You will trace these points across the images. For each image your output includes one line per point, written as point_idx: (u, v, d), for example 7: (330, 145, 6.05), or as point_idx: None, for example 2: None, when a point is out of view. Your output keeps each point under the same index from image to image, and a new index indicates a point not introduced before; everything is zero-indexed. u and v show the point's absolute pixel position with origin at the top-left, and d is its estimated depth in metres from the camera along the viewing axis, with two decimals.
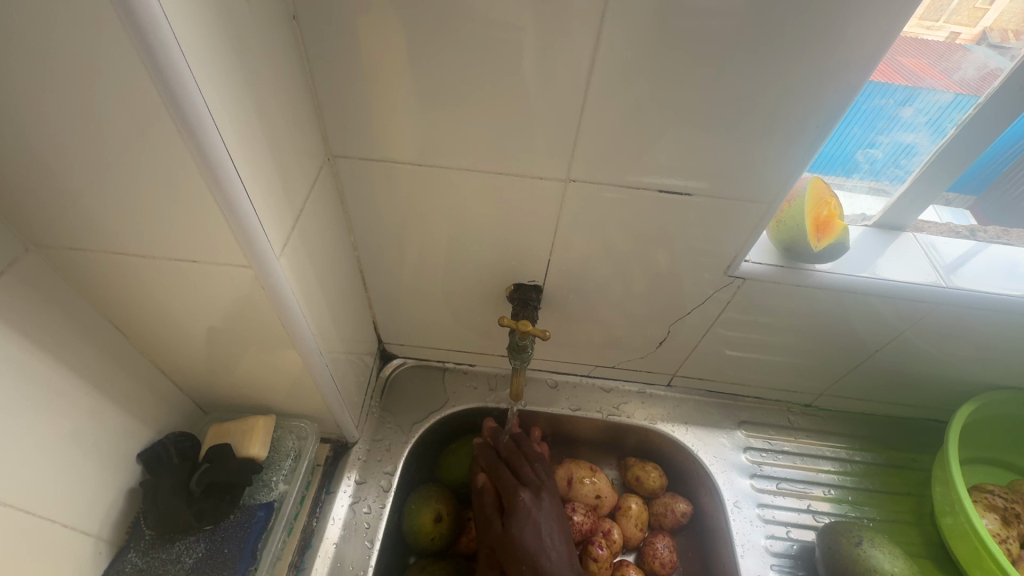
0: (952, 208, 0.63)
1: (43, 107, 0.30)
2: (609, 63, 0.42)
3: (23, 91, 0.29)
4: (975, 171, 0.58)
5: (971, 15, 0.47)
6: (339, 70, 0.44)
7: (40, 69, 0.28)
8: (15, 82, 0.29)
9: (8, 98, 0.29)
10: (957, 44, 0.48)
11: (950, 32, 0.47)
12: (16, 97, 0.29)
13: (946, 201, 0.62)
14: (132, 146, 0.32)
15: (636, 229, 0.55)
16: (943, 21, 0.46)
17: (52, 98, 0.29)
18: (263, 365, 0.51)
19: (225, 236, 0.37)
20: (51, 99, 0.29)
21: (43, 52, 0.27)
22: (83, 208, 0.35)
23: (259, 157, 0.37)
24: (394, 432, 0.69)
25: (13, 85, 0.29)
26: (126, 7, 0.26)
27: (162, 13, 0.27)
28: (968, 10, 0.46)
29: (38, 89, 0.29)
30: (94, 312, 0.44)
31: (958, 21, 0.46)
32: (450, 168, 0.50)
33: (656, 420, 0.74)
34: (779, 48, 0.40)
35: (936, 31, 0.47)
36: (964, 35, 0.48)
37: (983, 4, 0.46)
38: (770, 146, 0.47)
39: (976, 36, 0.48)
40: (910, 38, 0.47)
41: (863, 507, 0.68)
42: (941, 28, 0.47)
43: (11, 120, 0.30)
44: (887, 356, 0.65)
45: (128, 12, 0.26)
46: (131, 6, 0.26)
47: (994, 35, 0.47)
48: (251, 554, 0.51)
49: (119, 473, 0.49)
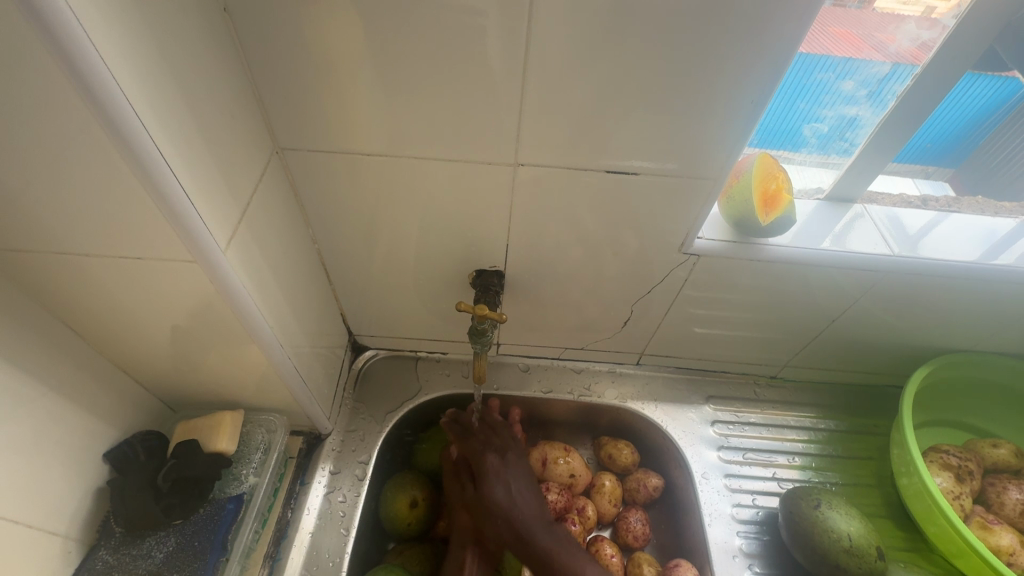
0: (932, 180, 0.65)
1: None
2: (546, 45, 0.42)
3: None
4: (956, 142, 0.60)
5: None
6: (278, 62, 0.44)
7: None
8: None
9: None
10: (934, 18, 0.48)
11: (926, 6, 0.48)
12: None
13: (925, 171, 0.64)
14: (59, 145, 0.31)
15: (592, 210, 0.56)
16: None
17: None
18: (225, 360, 0.51)
19: (168, 232, 0.37)
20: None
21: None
22: (18, 210, 0.35)
23: (195, 152, 0.37)
24: (367, 422, 0.69)
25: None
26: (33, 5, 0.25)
27: (74, 7, 0.27)
28: None
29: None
30: (44, 315, 0.44)
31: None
32: (401, 157, 0.51)
33: (627, 398, 0.75)
34: (713, 24, 0.41)
35: (912, 5, 0.48)
36: (941, 9, 0.48)
37: None
38: (711, 123, 0.47)
39: (953, 7, 0.47)
40: (886, 13, 0.49)
41: (826, 473, 0.71)
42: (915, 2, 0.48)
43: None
44: (845, 326, 0.67)
45: (36, 10, 0.26)
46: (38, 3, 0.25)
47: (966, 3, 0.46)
48: (222, 545, 0.52)
49: (85, 474, 0.49)
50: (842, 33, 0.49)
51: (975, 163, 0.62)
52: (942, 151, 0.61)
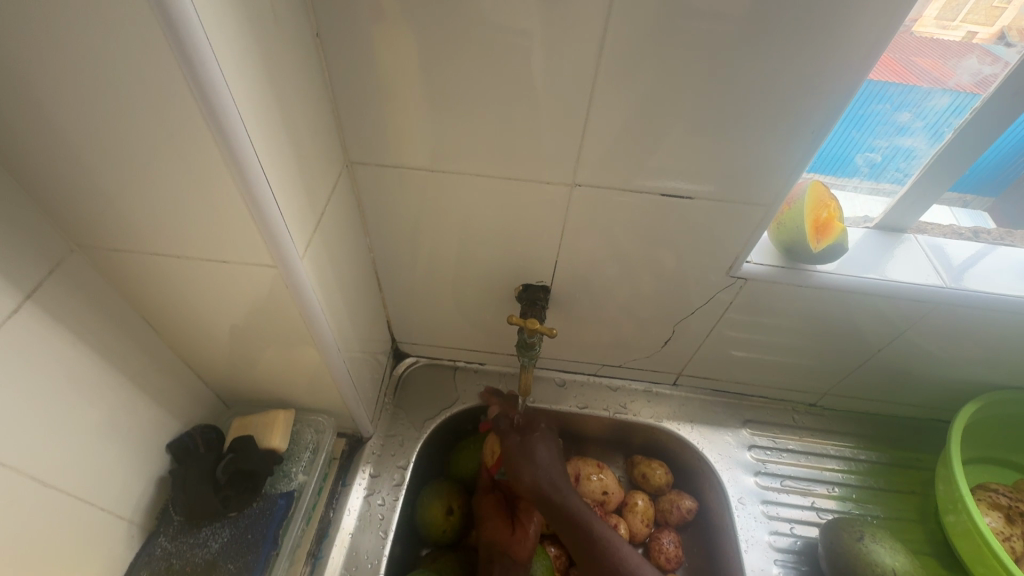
0: (971, 210, 0.64)
1: (88, 116, 0.32)
2: (614, 73, 0.44)
3: (69, 100, 0.31)
4: (994, 172, 0.60)
5: (988, 13, 0.47)
6: (359, 82, 0.47)
7: (87, 81, 0.30)
8: (60, 92, 0.31)
9: (54, 106, 0.31)
10: (974, 44, 0.49)
11: (968, 31, 0.48)
12: (63, 104, 0.31)
13: (962, 201, 0.63)
14: (171, 155, 0.34)
15: (641, 232, 0.57)
16: (959, 21, 0.47)
17: (97, 108, 0.31)
18: (284, 361, 0.54)
19: (254, 239, 0.39)
20: (96, 108, 0.31)
21: (89, 64, 0.29)
22: (123, 210, 0.38)
23: (287, 166, 0.39)
24: (407, 428, 0.71)
25: (58, 93, 0.31)
26: (175, 32, 0.28)
27: (211, 37, 0.29)
28: (984, 8, 0.47)
29: (85, 100, 0.31)
30: (131, 312, 0.47)
31: (975, 20, 0.47)
32: (461, 173, 0.53)
33: (663, 418, 0.75)
34: (779, 57, 0.42)
35: (953, 31, 0.48)
36: (982, 35, 0.48)
37: (1002, 3, 0.46)
38: (770, 151, 0.48)
39: (994, 35, 0.48)
40: (925, 37, 0.48)
41: (867, 505, 0.69)
42: (957, 27, 0.48)
43: (56, 124, 0.32)
44: (890, 356, 0.67)
45: (177, 37, 0.28)
46: (180, 32, 0.28)
47: (1014, 34, 0.47)
48: (273, 539, 0.53)
49: (150, 463, 0.52)
50: (892, 62, 0.48)
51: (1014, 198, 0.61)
52: (980, 181, 0.61)
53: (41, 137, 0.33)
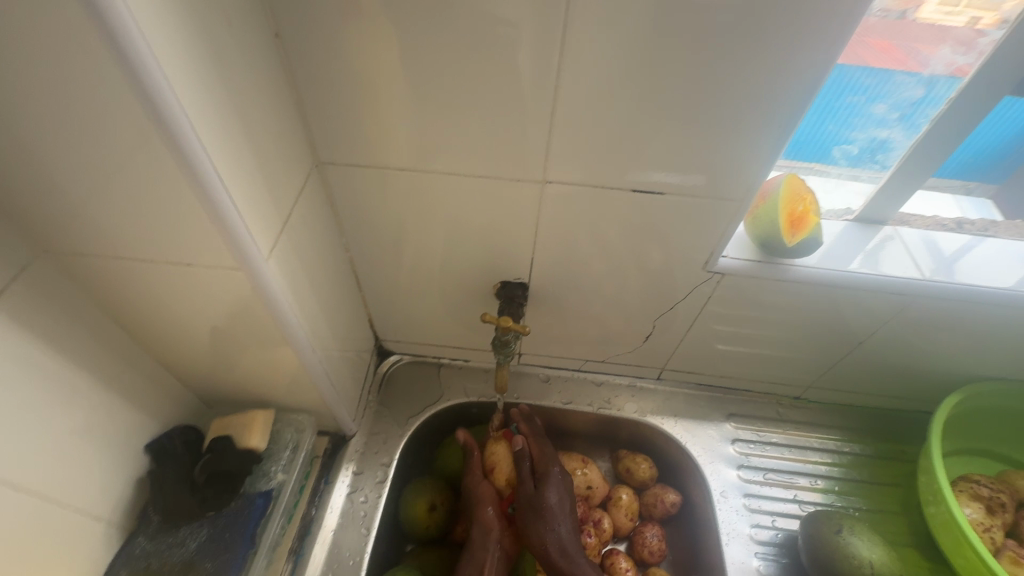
0: (974, 198, 0.64)
1: (38, 123, 0.32)
2: (579, 68, 0.44)
3: (16, 107, 0.31)
4: (995, 162, 0.60)
5: None
6: (324, 82, 0.47)
7: (34, 88, 0.30)
8: (8, 100, 0.30)
9: (3, 113, 0.31)
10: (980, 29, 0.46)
11: (971, 17, 0.46)
12: (11, 111, 0.31)
13: (965, 189, 0.64)
14: (126, 160, 0.34)
15: (617, 228, 0.57)
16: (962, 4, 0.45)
17: (47, 115, 0.31)
18: (260, 361, 0.54)
19: (218, 241, 0.39)
20: (46, 115, 0.31)
21: (35, 72, 0.29)
22: (82, 215, 0.38)
23: (247, 167, 0.39)
24: (390, 425, 0.71)
25: (5, 100, 0.31)
26: (118, 36, 0.28)
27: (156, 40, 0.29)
28: None
29: (34, 106, 0.31)
30: (102, 315, 0.47)
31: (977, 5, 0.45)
32: (433, 171, 0.53)
33: (647, 412, 0.75)
34: (744, 51, 0.42)
35: (957, 15, 0.46)
36: (987, 20, 0.45)
37: None
38: (741, 144, 0.48)
39: (997, 20, 0.45)
40: (927, 22, 0.47)
41: (849, 497, 0.69)
42: (960, 12, 0.46)
43: (6, 131, 0.32)
44: (871, 348, 0.66)
45: (120, 42, 0.28)
46: (123, 36, 0.28)
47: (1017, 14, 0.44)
48: (250, 538, 0.54)
49: (128, 465, 0.52)
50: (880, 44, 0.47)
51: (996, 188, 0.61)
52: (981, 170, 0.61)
53: None
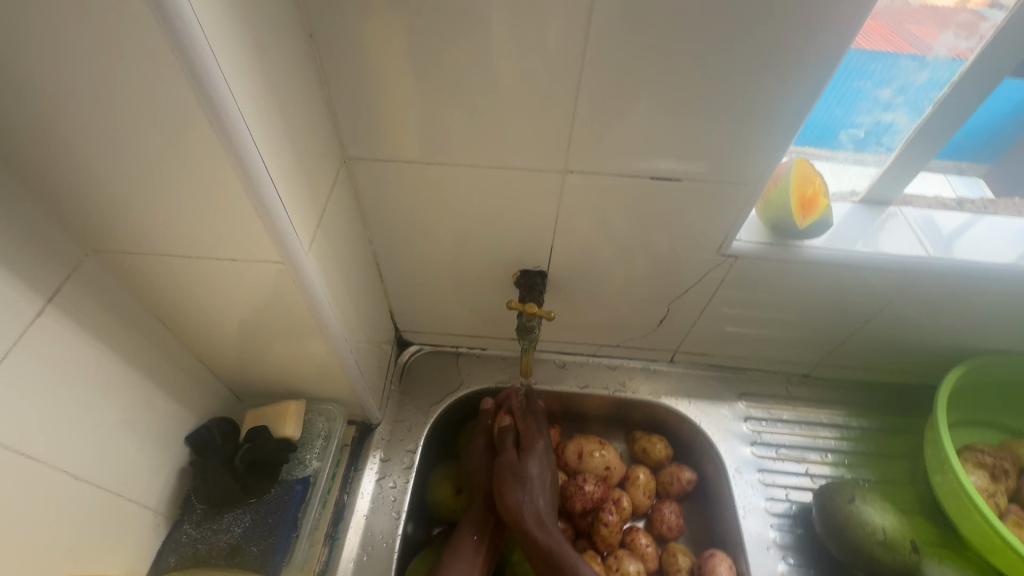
0: (966, 177, 0.67)
1: (96, 127, 0.33)
2: (601, 61, 0.45)
3: (77, 113, 0.32)
4: (988, 141, 0.63)
5: None
6: (352, 80, 0.48)
7: (96, 94, 0.32)
8: (70, 105, 0.32)
9: (63, 118, 0.33)
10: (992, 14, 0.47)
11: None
12: (72, 116, 0.33)
13: (958, 168, 0.66)
14: (177, 161, 0.35)
15: (632, 216, 0.58)
16: None
17: (106, 119, 0.33)
18: (293, 353, 0.56)
19: (262, 237, 0.41)
20: (104, 119, 0.33)
21: (97, 80, 0.31)
22: (132, 214, 0.39)
23: (288, 165, 0.41)
24: (414, 413, 0.73)
25: (66, 105, 0.32)
26: (180, 44, 0.29)
27: (212, 47, 0.31)
28: None
29: (93, 111, 0.32)
30: (145, 312, 0.49)
31: None
32: (456, 165, 0.54)
33: (661, 394, 0.78)
34: (761, 38, 0.43)
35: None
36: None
37: None
38: (754, 131, 0.50)
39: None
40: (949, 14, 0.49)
41: (859, 469, 0.72)
42: None
43: (65, 134, 0.34)
44: (879, 325, 0.69)
45: (182, 49, 0.29)
46: (184, 44, 0.29)
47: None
48: (293, 522, 0.56)
49: (170, 456, 0.54)
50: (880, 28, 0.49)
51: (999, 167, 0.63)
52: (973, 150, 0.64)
53: (52, 147, 0.34)
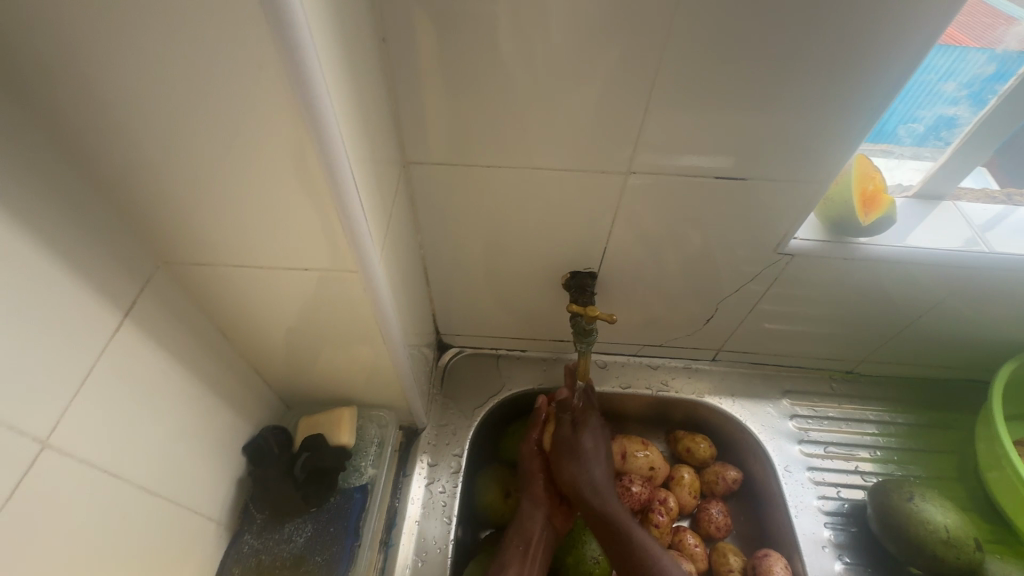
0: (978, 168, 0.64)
1: (187, 136, 0.33)
2: (677, 62, 0.44)
3: (168, 122, 0.32)
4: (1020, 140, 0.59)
5: None
6: (417, 84, 0.47)
7: (191, 104, 0.31)
8: (163, 115, 0.31)
9: (154, 127, 0.32)
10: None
11: None
12: (162, 125, 0.32)
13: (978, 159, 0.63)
14: (264, 171, 0.35)
15: (687, 216, 0.58)
16: None
17: (198, 128, 0.32)
18: (350, 360, 0.55)
19: (337, 247, 0.40)
20: (195, 128, 0.32)
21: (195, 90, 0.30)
22: (208, 224, 0.39)
23: (367, 175, 0.40)
24: (458, 417, 0.73)
25: (159, 115, 0.31)
26: (291, 56, 0.29)
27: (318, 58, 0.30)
28: None
29: (186, 120, 0.32)
30: (209, 322, 0.48)
31: None
32: (514, 167, 0.53)
33: (704, 393, 0.77)
34: (846, 37, 0.42)
35: None
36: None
37: None
38: (825, 129, 0.49)
39: None
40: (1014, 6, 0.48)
41: (909, 466, 0.72)
42: None
43: (153, 143, 0.33)
44: (930, 322, 0.68)
45: (291, 61, 0.29)
46: (293, 56, 0.29)
47: None
48: (355, 531, 0.56)
49: (230, 466, 0.53)
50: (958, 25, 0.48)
51: None
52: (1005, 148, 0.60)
53: (138, 156, 0.34)
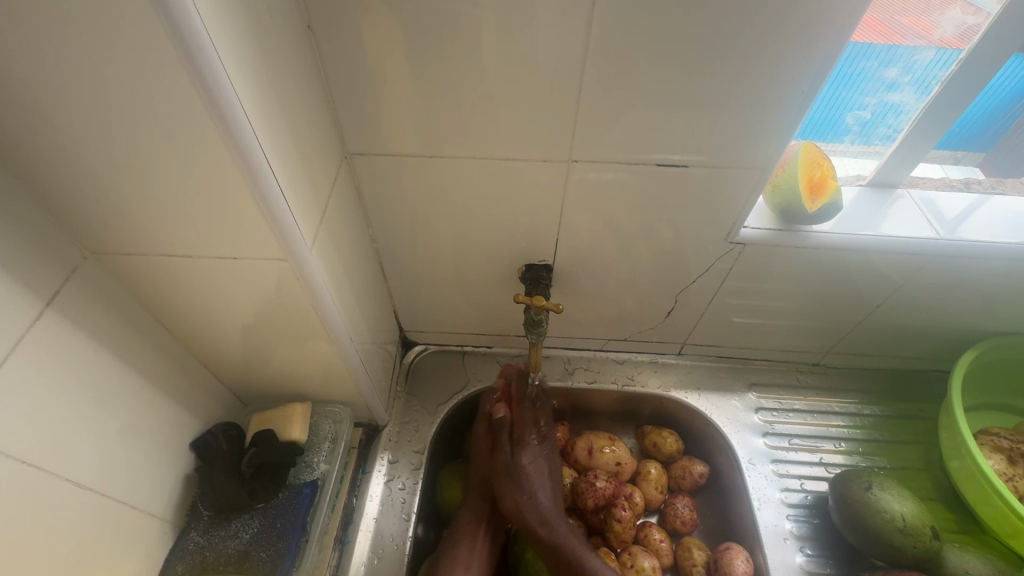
0: (962, 165, 0.65)
1: (90, 123, 0.32)
2: (606, 47, 0.44)
3: (70, 108, 0.31)
4: (987, 122, 0.59)
5: None
6: (351, 73, 0.47)
7: (88, 88, 0.31)
8: (62, 100, 0.31)
9: (56, 114, 0.32)
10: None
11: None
12: (64, 112, 0.32)
13: (954, 157, 0.64)
14: (174, 157, 0.34)
15: (638, 206, 0.57)
16: None
17: (99, 115, 0.32)
18: (297, 354, 0.54)
19: (264, 235, 0.40)
20: (98, 114, 0.32)
21: (90, 74, 0.30)
22: (129, 214, 0.38)
23: (289, 160, 0.40)
24: (421, 414, 0.72)
25: (59, 101, 0.31)
26: (179, 34, 0.28)
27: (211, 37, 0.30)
28: None
29: (87, 106, 0.31)
30: (145, 316, 0.48)
31: None
32: (458, 158, 0.53)
33: (670, 387, 0.77)
34: (768, 19, 0.42)
35: None
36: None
37: None
38: (761, 114, 0.49)
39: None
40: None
41: (874, 457, 0.71)
42: None
43: (58, 131, 0.33)
44: (889, 310, 0.68)
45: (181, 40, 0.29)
46: (182, 33, 0.28)
47: None
48: (302, 526, 0.55)
49: (175, 463, 0.53)
50: (875, 21, 0.49)
51: (1006, 147, 0.61)
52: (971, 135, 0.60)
53: (46, 145, 0.33)
